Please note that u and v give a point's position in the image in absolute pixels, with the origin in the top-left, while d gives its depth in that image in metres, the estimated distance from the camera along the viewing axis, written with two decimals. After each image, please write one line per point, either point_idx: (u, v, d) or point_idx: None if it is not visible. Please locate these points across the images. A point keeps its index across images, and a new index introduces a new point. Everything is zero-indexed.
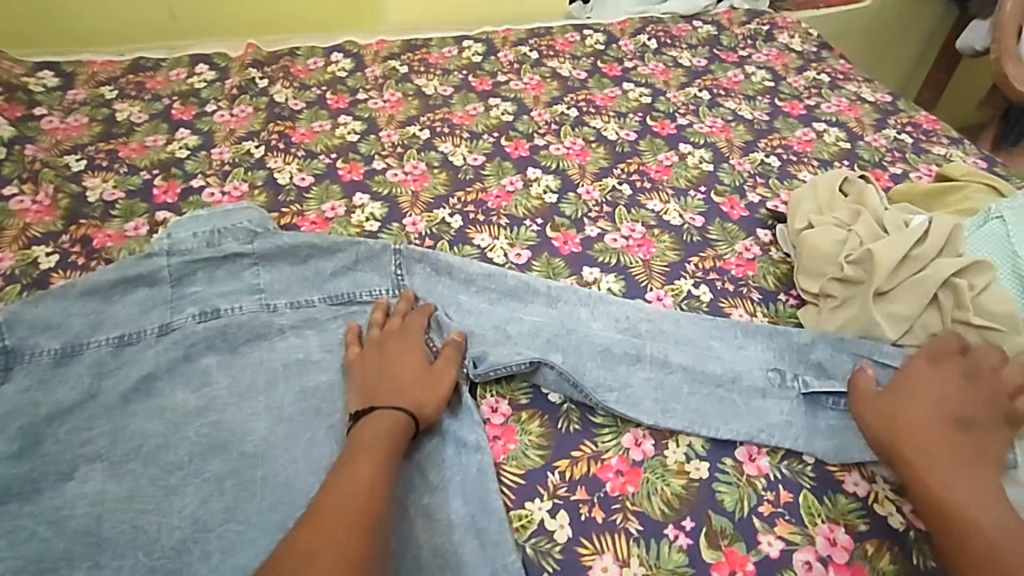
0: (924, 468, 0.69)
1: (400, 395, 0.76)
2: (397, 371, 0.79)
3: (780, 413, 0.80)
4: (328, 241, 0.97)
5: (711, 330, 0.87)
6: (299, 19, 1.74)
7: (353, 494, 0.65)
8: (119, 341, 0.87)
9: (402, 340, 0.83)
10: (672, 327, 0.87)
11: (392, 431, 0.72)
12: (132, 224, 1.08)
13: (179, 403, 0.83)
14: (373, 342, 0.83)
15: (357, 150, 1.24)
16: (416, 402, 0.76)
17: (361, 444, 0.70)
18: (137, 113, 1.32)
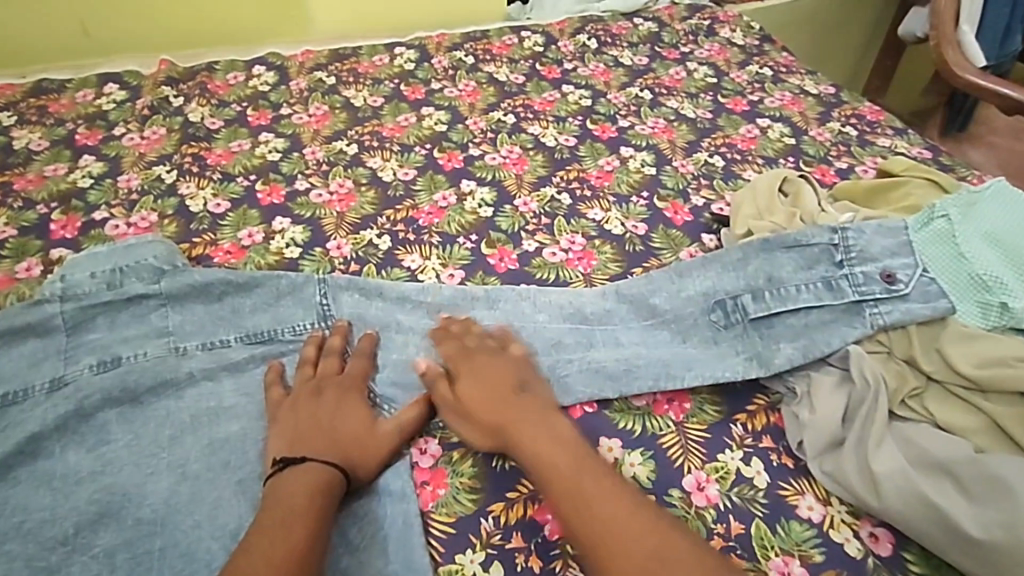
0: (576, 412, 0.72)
1: (333, 446, 0.69)
2: (336, 418, 0.72)
3: (737, 354, 0.81)
4: (245, 275, 0.89)
5: (651, 288, 0.88)
6: (223, 33, 1.65)
7: (276, 560, 0.57)
8: (1, 402, 0.76)
9: (344, 389, 0.76)
10: (614, 303, 0.87)
11: (322, 488, 0.65)
12: (23, 265, 0.97)
13: (71, 467, 0.71)
14: (304, 385, 0.76)
15: (278, 170, 1.16)
16: (351, 459, 0.69)
17: (289, 503, 0.63)
18: (36, 140, 1.22)
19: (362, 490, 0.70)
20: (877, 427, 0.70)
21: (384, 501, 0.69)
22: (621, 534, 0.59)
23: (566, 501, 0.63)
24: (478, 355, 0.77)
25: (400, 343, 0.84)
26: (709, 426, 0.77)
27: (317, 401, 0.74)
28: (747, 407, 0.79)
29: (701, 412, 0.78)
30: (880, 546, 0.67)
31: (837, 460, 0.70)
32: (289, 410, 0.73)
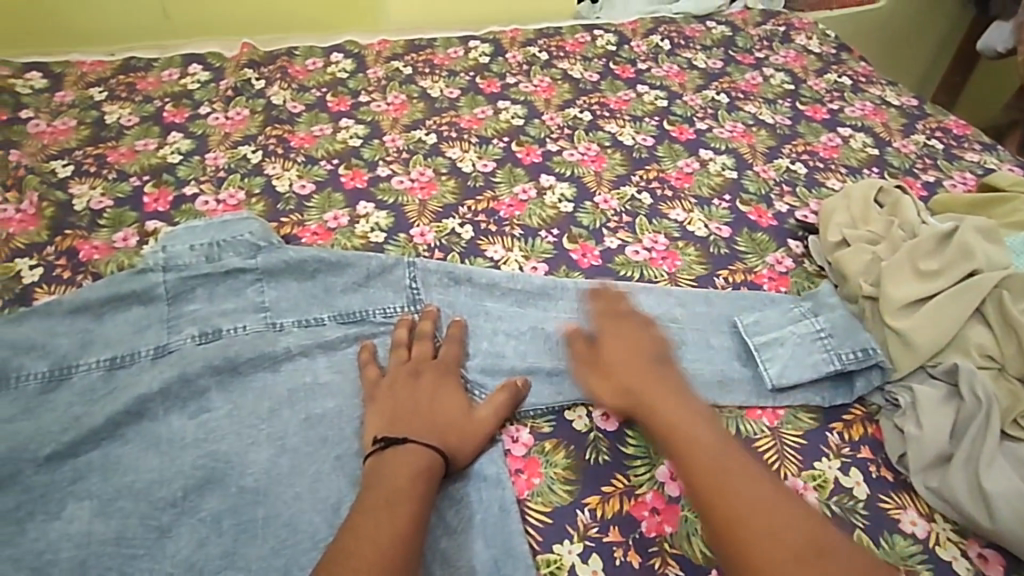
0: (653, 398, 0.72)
1: (433, 432, 0.70)
2: (432, 402, 0.73)
3: (833, 364, 0.79)
4: (337, 255, 0.90)
5: (742, 304, 0.88)
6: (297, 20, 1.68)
7: (381, 548, 0.58)
8: (110, 364, 0.78)
9: (440, 376, 0.76)
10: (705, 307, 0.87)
11: (423, 473, 0.66)
12: (120, 235, 1.00)
13: (177, 431, 0.73)
14: (400, 369, 0.77)
15: (359, 156, 1.18)
16: (449, 443, 0.70)
17: (394, 486, 0.64)
18: (126, 115, 1.25)
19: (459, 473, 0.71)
20: (989, 447, 0.68)
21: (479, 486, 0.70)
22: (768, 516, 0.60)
23: (703, 478, 0.64)
24: (626, 324, 0.81)
25: (489, 331, 0.85)
26: (805, 433, 0.76)
27: (414, 385, 0.75)
28: (843, 417, 0.78)
29: (796, 419, 0.77)
30: (988, 567, 0.66)
31: (945, 476, 0.69)
32: (386, 391, 0.74)
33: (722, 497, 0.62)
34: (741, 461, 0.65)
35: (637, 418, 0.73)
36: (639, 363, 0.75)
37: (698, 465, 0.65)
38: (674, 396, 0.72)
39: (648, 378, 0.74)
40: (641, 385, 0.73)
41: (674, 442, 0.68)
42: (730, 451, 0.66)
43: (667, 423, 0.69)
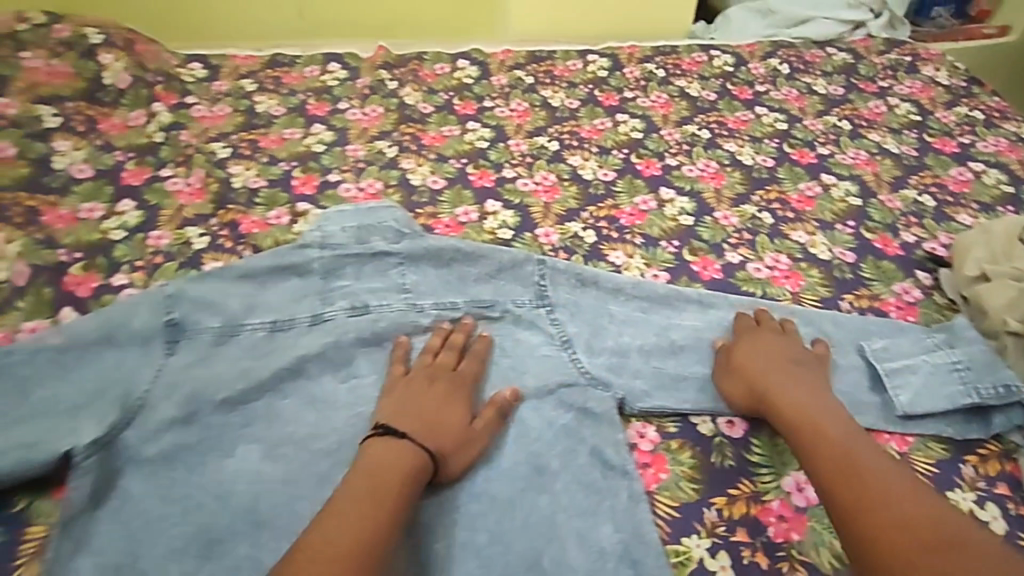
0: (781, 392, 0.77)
1: (425, 429, 0.72)
2: (435, 406, 0.76)
3: (967, 397, 0.81)
4: (473, 247, 0.97)
5: (870, 330, 0.89)
6: (419, 25, 1.78)
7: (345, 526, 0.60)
8: (273, 326, 0.88)
9: (456, 384, 0.79)
10: (831, 328, 0.88)
11: (412, 476, 0.68)
12: (274, 213, 1.10)
13: (330, 393, 0.82)
14: (421, 370, 0.80)
15: (486, 157, 1.24)
16: (446, 452, 0.72)
17: (382, 480, 0.65)
18: (274, 106, 1.38)
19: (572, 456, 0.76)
20: None
21: (473, 499, 0.72)
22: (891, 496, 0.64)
23: (834, 466, 0.68)
24: (764, 330, 0.85)
25: (615, 332, 0.89)
26: (937, 462, 0.78)
27: (426, 386, 0.78)
28: (977, 450, 0.79)
29: (927, 448, 0.79)
30: None
31: None
32: (404, 392, 0.77)
33: (843, 484, 0.66)
34: (874, 454, 0.68)
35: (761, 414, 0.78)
36: (767, 360, 0.80)
37: (830, 456, 0.69)
38: (810, 391, 0.77)
39: (783, 373, 0.79)
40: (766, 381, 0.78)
41: (811, 435, 0.72)
42: (862, 442, 0.70)
43: (793, 415, 0.74)
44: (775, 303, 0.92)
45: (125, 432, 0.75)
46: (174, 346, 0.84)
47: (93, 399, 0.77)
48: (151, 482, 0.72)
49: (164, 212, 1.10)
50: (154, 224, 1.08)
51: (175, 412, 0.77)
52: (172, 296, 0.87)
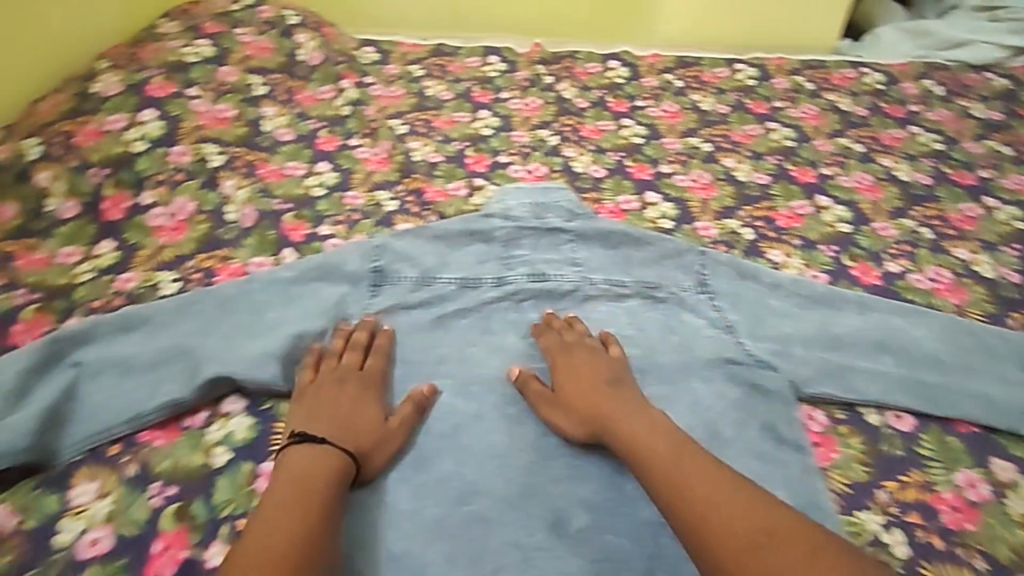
0: (609, 413, 0.80)
1: (357, 439, 0.78)
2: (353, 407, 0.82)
3: None
4: (640, 233, 1.06)
5: None
6: (561, 29, 1.88)
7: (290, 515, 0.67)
8: (462, 283, 1.00)
9: (365, 385, 0.85)
10: (996, 340, 0.95)
11: (337, 478, 0.73)
12: (453, 185, 1.20)
13: (510, 345, 0.94)
14: (329, 374, 0.86)
15: (642, 152, 1.31)
16: (365, 452, 0.78)
17: (304, 483, 0.71)
18: (443, 91, 1.53)
19: (744, 426, 0.84)
20: None
21: (504, 479, 0.79)
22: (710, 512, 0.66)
23: (660, 479, 0.72)
24: (579, 348, 0.90)
25: (777, 322, 0.95)
26: None
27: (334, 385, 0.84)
28: None
29: None
30: None
31: None
32: (311, 398, 0.83)
33: (681, 500, 0.69)
34: (699, 458, 0.72)
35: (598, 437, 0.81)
36: (588, 381, 0.85)
37: (654, 466, 0.73)
38: (622, 411, 0.80)
39: (606, 393, 0.83)
40: (594, 404, 0.82)
41: (634, 452, 0.76)
42: (672, 456, 0.73)
43: (628, 441, 0.77)
44: (935, 313, 0.97)
45: (342, 356, 0.89)
46: (379, 289, 0.98)
47: (315, 325, 0.92)
48: (365, 398, 0.85)
49: (355, 175, 1.24)
50: (348, 185, 1.22)
51: (379, 343, 0.91)
52: (380, 247, 1.01)
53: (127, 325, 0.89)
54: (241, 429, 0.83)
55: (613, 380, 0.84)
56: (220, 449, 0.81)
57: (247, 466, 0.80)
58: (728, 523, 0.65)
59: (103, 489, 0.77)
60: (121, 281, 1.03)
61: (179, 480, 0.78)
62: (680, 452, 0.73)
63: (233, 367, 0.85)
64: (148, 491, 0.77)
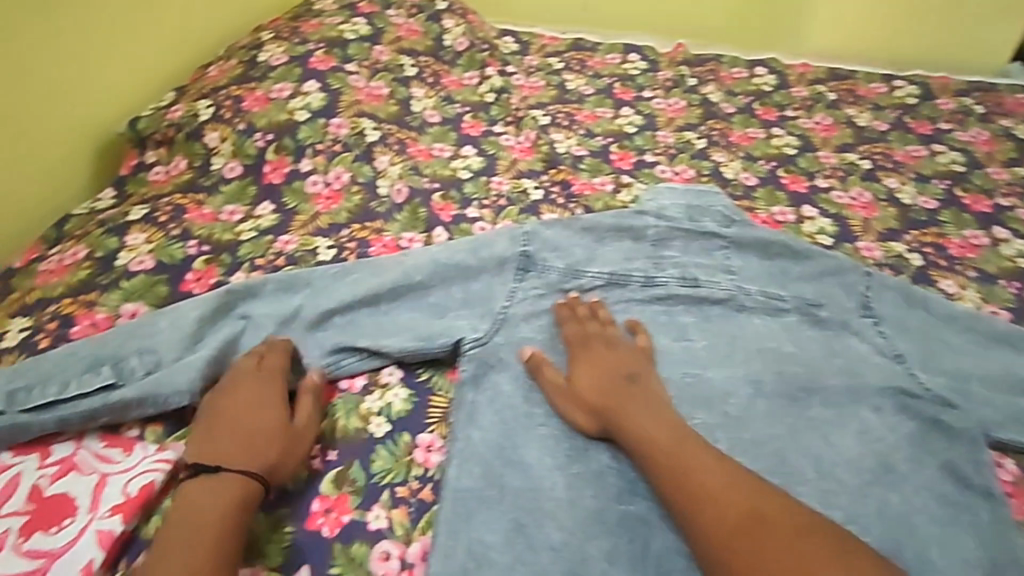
0: (626, 412, 0.74)
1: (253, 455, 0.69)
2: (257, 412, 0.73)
3: None
4: (802, 246, 0.99)
5: None
6: (694, 29, 1.83)
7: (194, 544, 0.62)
8: (609, 279, 0.95)
9: (261, 387, 0.75)
10: None
11: (238, 503, 0.66)
12: (599, 179, 1.20)
13: (665, 347, 0.88)
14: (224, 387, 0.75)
15: (796, 163, 1.27)
16: (276, 463, 0.70)
17: (194, 523, 0.63)
18: (584, 85, 1.52)
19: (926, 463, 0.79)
20: None
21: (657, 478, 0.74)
22: (711, 497, 0.65)
23: (680, 492, 0.67)
24: (594, 341, 0.84)
25: (953, 358, 0.88)
26: None
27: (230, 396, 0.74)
28: None
29: None
30: None
31: None
32: (209, 423, 0.72)
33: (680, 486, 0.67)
34: (700, 450, 0.69)
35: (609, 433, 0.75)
36: (604, 376, 0.79)
37: (655, 455, 0.70)
38: (638, 408, 0.75)
39: (622, 392, 0.77)
40: (610, 399, 0.76)
41: (639, 445, 0.72)
42: (680, 447, 0.70)
43: (638, 437, 0.72)
44: None
45: (493, 338, 0.85)
46: (524, 274, 0.93)
47: (467, 304, 0.88)
48: (517, 383, 0.81)
49: (501, 162, 1.25)
50: (493, 170, 1.23)
51: (535, 334, 0.88)
52: (529, 233, 0.96)
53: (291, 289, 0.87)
54: (398, 400, 0.81)
55: (627, 376, 0.79)
56: (379, 418, 0.79)
57: (405, 437, 0.78)
58: (723, 507, 0.64)
59: None
60: (280, 243, 1.06)
61: (338, 443, 0.77)
62: (684, 446, 0.70)
63: (402, 345, 0.83)
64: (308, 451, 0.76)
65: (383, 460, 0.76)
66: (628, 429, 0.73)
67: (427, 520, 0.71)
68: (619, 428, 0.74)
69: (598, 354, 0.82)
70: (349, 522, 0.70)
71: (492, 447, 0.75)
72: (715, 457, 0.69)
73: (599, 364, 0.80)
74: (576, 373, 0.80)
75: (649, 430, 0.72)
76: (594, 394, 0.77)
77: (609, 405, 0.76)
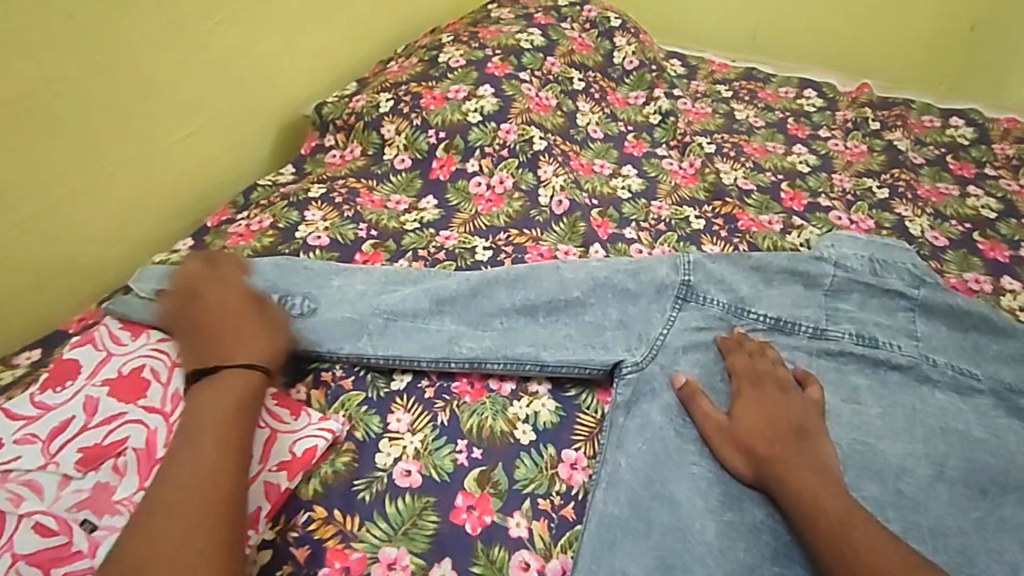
0: (791, 463, 0.70)
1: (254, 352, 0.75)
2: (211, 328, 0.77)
3: None
4: (1005, 323, 0.89)
5: None
6: (879, 70, 1.71)
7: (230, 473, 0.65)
8: (774, 324, 0.89)
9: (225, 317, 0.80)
10: None
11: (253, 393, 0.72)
12: (766, 217, 1.15)
13: (834, 407, 0.81)
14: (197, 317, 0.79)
15: (995, 228, 1.15)
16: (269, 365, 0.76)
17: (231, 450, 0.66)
18: (753, 117, 1.46)
19: None
20: None
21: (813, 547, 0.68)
22: None
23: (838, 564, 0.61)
24: (767, 381, 0.80)
25: None
26: None
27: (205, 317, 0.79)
28: None
29: None
30: None
31: None
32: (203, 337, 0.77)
33: (837, 555, 0.62)
34: (873, 527, 0.63)
35: (763, 481, 0.70)
36: (773, 423, 0.75)
37: (816, 516, 0.65)
38: (804, 462, 0.70)
39: (792, 443, 0.72)
40: (775, 446, 0.72)
41: (797, 500, 0.67)
42: (849, 516, 0.64)
43: (801, 490, 0.67)
44: None
45: (649, 366, 0.83)
46: (684, 304, 0.88)
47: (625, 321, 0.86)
48: (670, 414, 0.78)
49: (662, 186, 1.22)
50: (654, 194, 1.20)
51: (692, 367, 0.84)
52: (694, 262, 0.91)
53: (433, 294, 0.86)
54: (546, 411, 0.80)
55: (799, 428, 0.74)
56: (525, 425, 0.79)
57: (549, 449, 0.77)
58: None
59: (415, 425, 0.78)
60: (441, 238, 1.08)
61: (483, 442, 0.77)
62: (853, 514, 0.64)
63: (562, 354, 0.82)
64: (455, 446, 0.76)
65: (527, 468, 0.75)
66: (789, 479, 0.69)
67: (568, 539, 0.70)
68: (778, 477, 0.69)
69: (765, 399, 0.78)
70: (491, 523, 0.70)
71: (642, 477, 0.73)
72: (889, 537, 0.62)
73: (767, 410, 0.76)
74: (738, 411, 0.77)
75: (815, 486, 0.67)
76: (754, 433, 0.74)
77: (772, 450, 0.71)
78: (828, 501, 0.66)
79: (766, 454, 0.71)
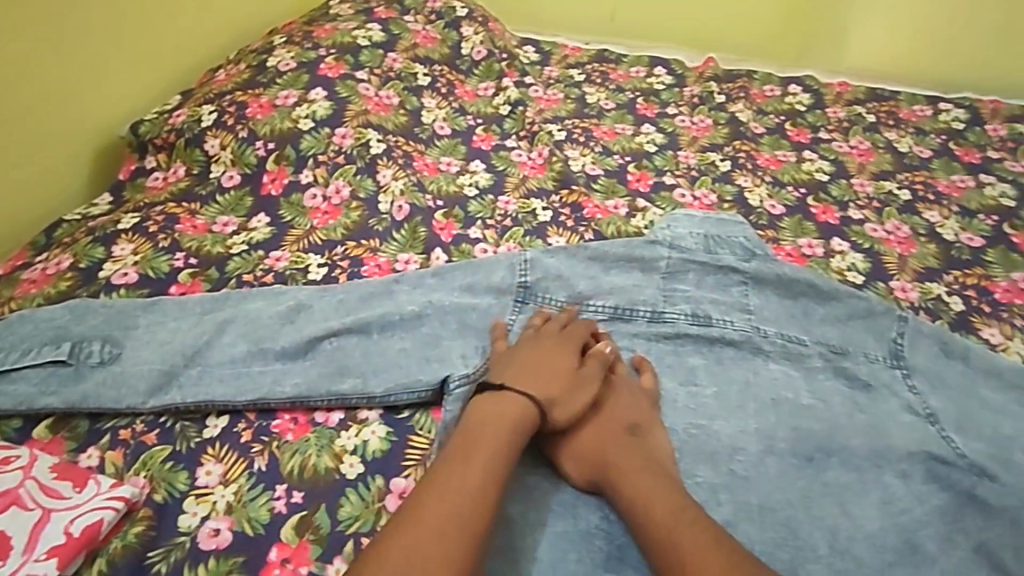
0: (620, 465, 0.68)
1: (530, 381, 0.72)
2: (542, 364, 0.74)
3: None
4: (829, 285, 0.90)
5: None
6: (728, 43, 1.75)
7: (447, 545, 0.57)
8: (613, 312, 0.87)
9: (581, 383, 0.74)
10: None
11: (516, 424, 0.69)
12: (613, 202, 1.14)
13: (670, 393, 0.81)
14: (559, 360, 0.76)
15: (827, 191, 1.19)
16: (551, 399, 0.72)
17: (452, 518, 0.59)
18: (604, 100, 1.45)
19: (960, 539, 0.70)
20: None
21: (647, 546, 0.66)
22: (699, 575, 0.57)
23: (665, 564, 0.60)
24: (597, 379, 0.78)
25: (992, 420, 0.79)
26: None
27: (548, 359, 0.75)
28: None
29: None
30: None
31: None
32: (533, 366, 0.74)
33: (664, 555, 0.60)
34: (694, 518, 0.62)
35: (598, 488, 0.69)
36: (603, 424, 0.73)
37: (646, 519, 0.63)
38: (638, 460, 0.69)
39: (622, 443, 0.70)
40: (604, 450, 0.70)
41: (629, 504, 0.65)
42: (676, 511, 0.63)
43: (630, 493, 0.66)
44: None
45: None
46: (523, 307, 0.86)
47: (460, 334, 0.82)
48: None
49: (510, 179, 1.19)
50: (501, 189, 1.17)
51: None
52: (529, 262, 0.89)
53: (251, 332, 0.80)
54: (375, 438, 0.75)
55: (628, 424, 0.73)
56: (352, 457, 0.74)
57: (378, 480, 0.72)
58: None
59: (228, 476, 0.72)
60: (271, 259, 1.01)
61: (305, 484, 0.71)
62: (681, 508, 0.63)
63: (390, 378, 0.78)
64: (273, 493, 0.71)
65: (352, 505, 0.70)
66: (621, 482, 0.67)
67: None
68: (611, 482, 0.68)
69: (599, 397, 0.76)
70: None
71: None
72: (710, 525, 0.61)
73: (598, 409, 0.75)
74: None
75: (645, 485, 0.66)
76: (586, 439, 0.72)
77: (604, 454, 0.70)
78: (656, 499, 0.64)
79: (596, 461, 0.70)
